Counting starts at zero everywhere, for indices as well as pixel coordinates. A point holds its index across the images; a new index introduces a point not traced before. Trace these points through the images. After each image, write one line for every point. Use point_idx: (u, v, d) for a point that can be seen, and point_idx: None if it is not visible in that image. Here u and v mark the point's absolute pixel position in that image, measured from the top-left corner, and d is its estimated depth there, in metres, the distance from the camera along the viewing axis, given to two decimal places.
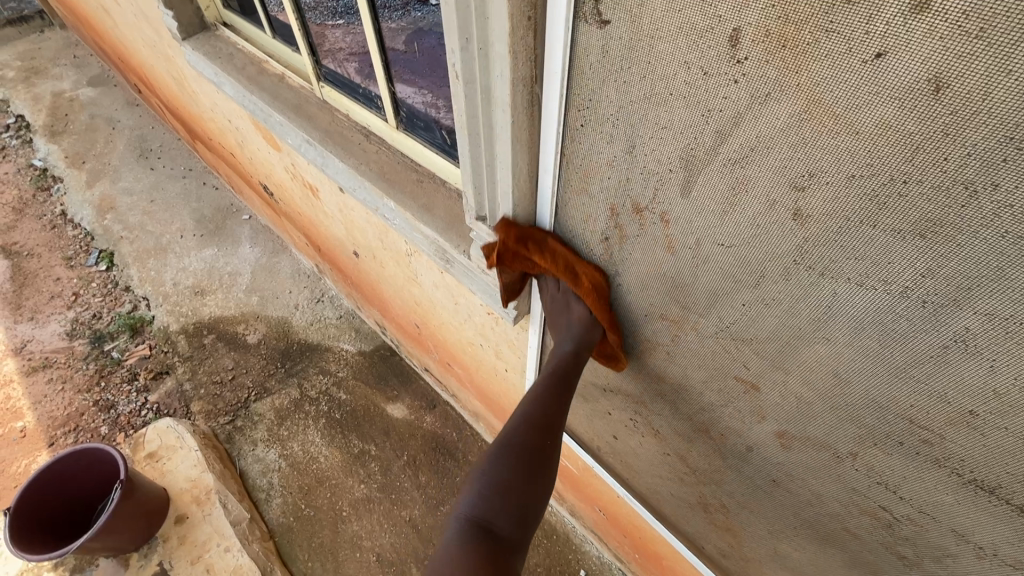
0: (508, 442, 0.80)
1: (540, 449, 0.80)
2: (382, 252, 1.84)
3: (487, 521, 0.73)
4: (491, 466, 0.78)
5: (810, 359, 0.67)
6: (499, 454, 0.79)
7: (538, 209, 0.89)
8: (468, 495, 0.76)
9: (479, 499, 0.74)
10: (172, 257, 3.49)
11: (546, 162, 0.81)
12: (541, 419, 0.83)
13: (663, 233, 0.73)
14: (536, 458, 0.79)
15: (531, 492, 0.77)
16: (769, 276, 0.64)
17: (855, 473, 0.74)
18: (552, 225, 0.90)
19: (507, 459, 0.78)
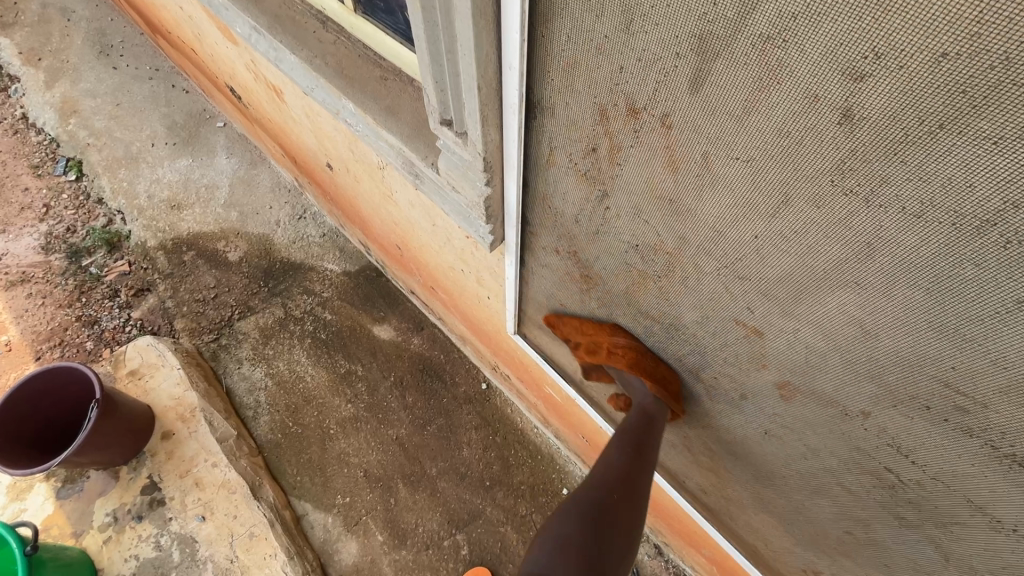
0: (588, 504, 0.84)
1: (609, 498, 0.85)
2: (354, 164, 1.65)
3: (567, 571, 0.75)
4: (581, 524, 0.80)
5: (832, 305, 0.55)
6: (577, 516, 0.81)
7: (506, 113, 0.73)
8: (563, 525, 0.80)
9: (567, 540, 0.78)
10: (145, 168, 3.26)
11: (511, 52, 0.63)
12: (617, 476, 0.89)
13: (663, 143, 0.58)
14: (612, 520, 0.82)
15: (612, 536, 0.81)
16: (795, 201, 0.50)
17: (863, 432, 0.64)
18: (524, 134, 0.74)
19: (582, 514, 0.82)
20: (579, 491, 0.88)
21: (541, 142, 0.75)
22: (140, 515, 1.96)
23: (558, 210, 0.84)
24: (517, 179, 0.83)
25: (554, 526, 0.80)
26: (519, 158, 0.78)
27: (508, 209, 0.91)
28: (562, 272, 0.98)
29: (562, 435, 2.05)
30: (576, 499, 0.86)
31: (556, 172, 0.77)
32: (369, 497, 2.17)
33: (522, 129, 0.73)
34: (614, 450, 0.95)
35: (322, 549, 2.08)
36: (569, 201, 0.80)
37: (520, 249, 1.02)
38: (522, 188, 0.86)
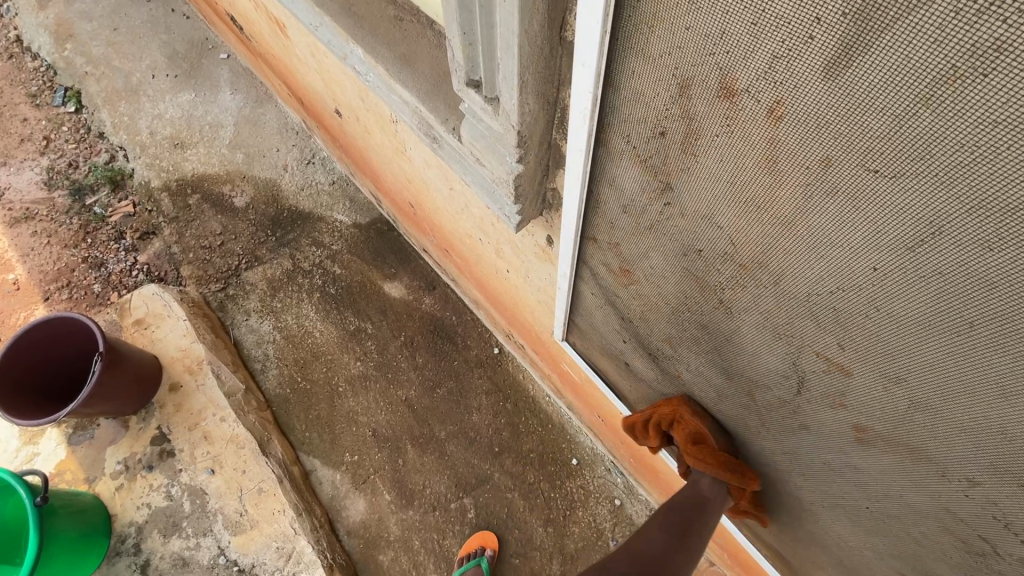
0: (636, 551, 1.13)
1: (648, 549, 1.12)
2: (364, 114, 1.49)
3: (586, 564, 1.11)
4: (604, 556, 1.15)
5: (963, 360, 0.43)
6: (625, 559, 1.12)
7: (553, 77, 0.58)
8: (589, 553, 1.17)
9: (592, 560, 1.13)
10: (146, 101, 3.08)
11: (586, 44, 0.49)
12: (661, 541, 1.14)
13: (766, 137, 0.44)
14: (650, 573, 1.09)
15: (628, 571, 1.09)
16: (951, 235, 0.37)
17: (960, 497, 0.53)
18: (591, 141, 0.61)
19: (626, 552, 1.14)
20: (632, 538, 1.18)
21: (593, 119, 0.60)
22: (150, 465, 1.96)
23: (603, 196, 0.70)
24: (580, 190, 0.70)
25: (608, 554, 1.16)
26: (583, 167, 0.65)
27: (567, 220, 0.79)
28: (599, 263, 0.86)
29: (575, 407, 1.99)
30: (625, 545, 1.16)
31: (606, 154, 0.63)
32: (377, 457, 2.16)
33: (590, 135, 0.60)
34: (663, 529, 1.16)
35: (330, 505, 2.09)
36: (618, 188, 0.66)
37: (574, 261, 0.89)
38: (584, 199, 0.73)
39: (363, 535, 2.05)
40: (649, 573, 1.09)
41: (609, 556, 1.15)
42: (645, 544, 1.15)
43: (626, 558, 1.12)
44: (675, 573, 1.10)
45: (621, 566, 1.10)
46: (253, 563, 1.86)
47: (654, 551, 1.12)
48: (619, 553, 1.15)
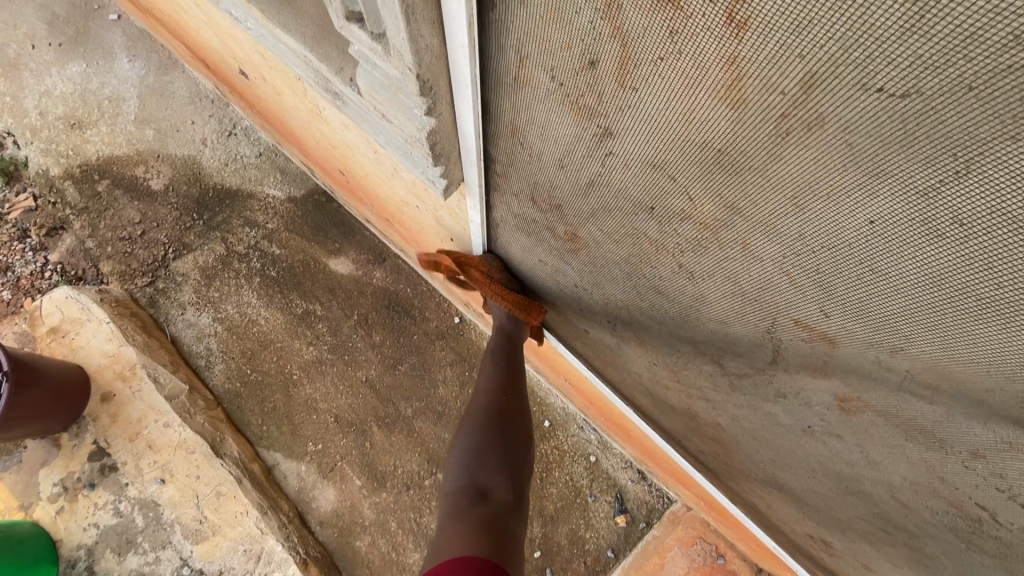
0: (472, 427, 1.19)
1: (504, 408, 1.22)
2: (268, 72, 1.29)
3: (482, 486, 1.07)
4: (462, 460, 1.12)
5: (984, 331, 0.35)
6: (475, 428, 1.18)
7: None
8: (454, 471, 1.12)
9: (464, 473, 1.09)
10: (29, 77, 2.67)
11: None
12: (494, 387, 1.26)
13: (726, 57, 0.33)
14: (505, 421, 1.19)
15: (515, 447, 1.17)
16: (981, 169, 0.27)
17: (959, 468, 0.47)
18: (477, 34, 0.46)
19: (478, 428, 1.18)
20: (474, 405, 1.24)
21: (509, 51, 0.47)
22: (92, 483, 1.81)
23: (537, 151, 0.58)
24: (474, 105, 0.56)
25: (460, 447, 1.15)
26: (470, 68, 0.51)
27: (466, 144, 0.66)
28: (541, 226, 0.74)
29: (541, 370, 1.91)
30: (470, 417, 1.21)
31: (534, 98, 0.51)
32: (342, 443, 2.06)
33: (471, 26, 0.45)
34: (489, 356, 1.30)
35: (298, 497, 2.00)
36: (550, 138, 0.54)
37: (485, 192, 0.77)
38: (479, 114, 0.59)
39: (337, 524, 1.98)
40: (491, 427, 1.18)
41: (463, 434, 1.19)
42: (488, 402, 1.23)
43: (478, 433, 1.16)
44: (520, 403, 1.26)
45: (485, 439, 1.15)
46: (220, 569, 1.77)
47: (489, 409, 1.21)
48: (466, 430, 1.19)
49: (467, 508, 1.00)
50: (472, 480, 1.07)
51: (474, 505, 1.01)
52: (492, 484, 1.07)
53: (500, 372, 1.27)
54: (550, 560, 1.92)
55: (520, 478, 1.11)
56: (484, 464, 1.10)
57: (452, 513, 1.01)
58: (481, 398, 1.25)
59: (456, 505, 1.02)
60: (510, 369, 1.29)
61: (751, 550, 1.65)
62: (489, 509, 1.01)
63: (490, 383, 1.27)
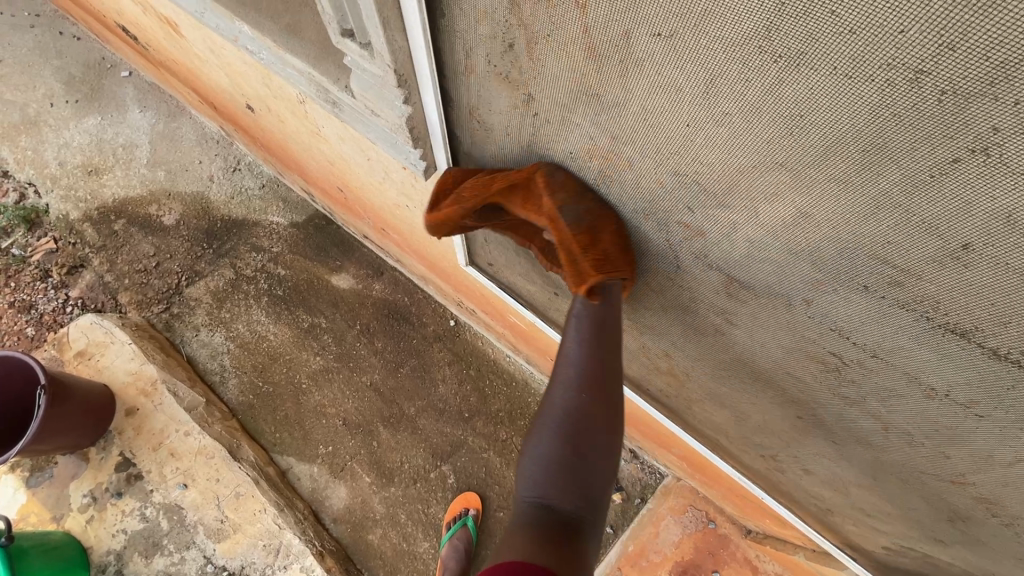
0: (563, 404, 0.86)
1: (589, 397, 0.85)
2: (273, 102, 1.50)
3: (550, 501, 0.81)
4: (537, 449, 0.86)
5: (769, 193, 0.52)
6: (552, 426, 0.85)
7: (405, 11, 0.64)
8: (524, 479, 0.86)
9: (535, 486, 0.83)
10: (49, 132, 2.91)
11: None
12: (581, 401, 0.86)
13: (580, 25, 0.51)
14: (590, 405, 0.85)
15: (598, 464, 0.84)
16: (723, 79, 0.45)
17: (808, 320, 0.63)
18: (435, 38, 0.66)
19: (561, 418, 0.85)
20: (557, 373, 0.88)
21: (456, 45, 0.66)
22: (119, 491, 1.94)
23: (488, 125, 0.77)
24: (434, 93, 0.75)
25: (534, 446, 0.86)
26: (429, 64, 0.70)
27: (432, 131, 0.84)
28: None
29: (532, 360, 2.06)
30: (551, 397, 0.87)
31: (478, 79, 0.69)
32: (351, 444, 2.19)
33: (425, 30, 0.65)
34: (574, 321, 0.88)
35: (312, 497, 2.12)
36: (495, 111, 0.73)
37: None
38: (449, 107, 0.78)
39: (350, 520, 2.09)
40: (600, 433, 0.84)
41: (537, 429, 0.88)
42: (572, 373, 0.86)
43: (559, 436, 0.84)
44: (618, 389, 0.87)
45: (566, 430, 0.84)
46: (242, 565, 1.88)
47: (599, 396, 0.85)
48: (548, 422, 0.86)
49: (532, 532, 0.77)
50: (543, 490, 0.82)
51: (557, 539, 0.76)
52: (562, 500, 0.81)
53: (590, 388, 0.85)
54: None
55: (596, 505, 0.83)
56: (553, 483, 0.82)
57: (515, 532, 0.80)
58: (566, 364, 0.87)
59: (521, 523, 0.81)
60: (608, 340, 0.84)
61: (737, 510, 1.77)
62: (557, 533, 0.77)
63: (571, 383, 0.87)
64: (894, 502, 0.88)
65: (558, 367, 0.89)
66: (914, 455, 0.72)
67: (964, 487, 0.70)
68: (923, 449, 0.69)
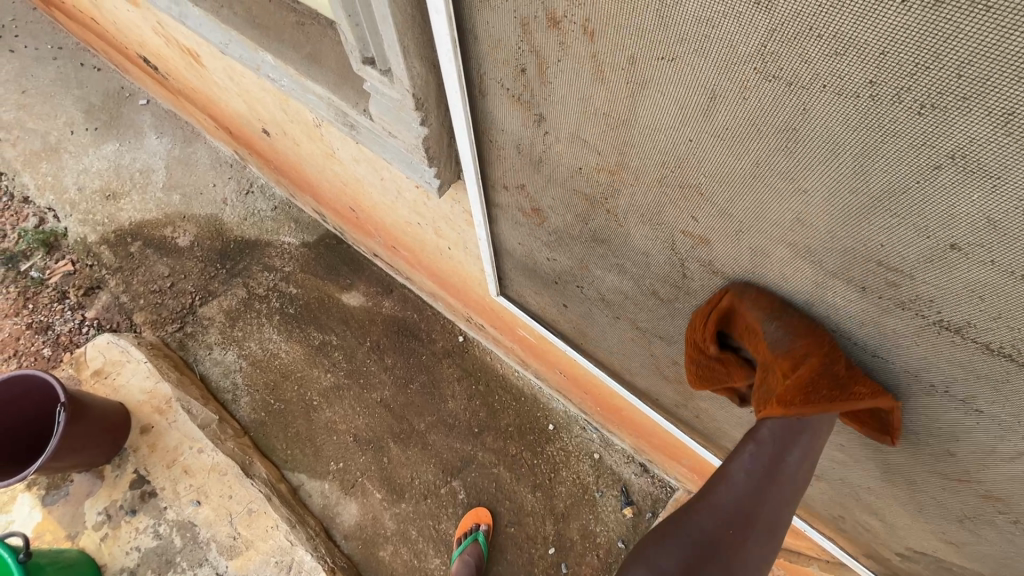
0: (714, 508, 0.81)
1: (742, 523, 0.80)
2: (289, 126, 1.56)
3: None
4: (673, 540, 0.81)
5: (769, 201, 0.55)
6: (696, 522, 0.81)
7: (442, 60, 0.70)
8: (651, 549, 0.82)
9: (651, 566, 0.80)
10: (68, 158, 3.00)
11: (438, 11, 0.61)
12: (744, 500, 0.80)
13: (588, 52, 0.56)
14: (742, 529, 0.79)
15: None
16: (722, 96, 0.49)
17: (809, 322, 0.66)
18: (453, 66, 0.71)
19: (710, 518, 0.81)
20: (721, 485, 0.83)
21: (471, 70, 0.71)
22: (133, 509, 1.96)
23: (501, 143, 0.81)
24: (467, 132, 0.80)
25: (673, 535, 0.81)
26: (463, 106, 0.75)
27: (466, 167, 0.89)
28: (513, 208, 0.96)
29: (541, 373, 2.08)
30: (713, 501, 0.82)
31: (492, 100, 0.74)
32: (362, 460, 2.21)
33: (459, 75, 0.70)
34: (749, 447, 0.82)
35: (323, 514, 2.13)
36: (508, 131, 0.77)
37: (485, 207, 1.00)
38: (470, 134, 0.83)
39: (360, 536, 2.09)
40: (745, 556, 0.79)
41: (683, 514, 0.84)
42: (733, 499, 0.81)
43: (701, 544, 0.78)
44: (778, 528, 0.82)
45: (708, 534, 0.79)
46: None
47: (752, 529, 0.80)
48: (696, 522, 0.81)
49: None
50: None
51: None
52: None
53: (749, 499, 0.80)
54: (564, 555, 2.03)
55: None
56: (675, 569, 0.77)
57: None
58: (731, 483, 0.82)
59: None
60: (787, 470, 0.80)
61: None
62: None
63: (738, 495, 0.81)
64: (903, 505, 0.89)
65: (721, 480, 0.84)
66: (919, 454, 0.74)
67: (970, 486, 0.72)
68: (927, 447, 0.71)
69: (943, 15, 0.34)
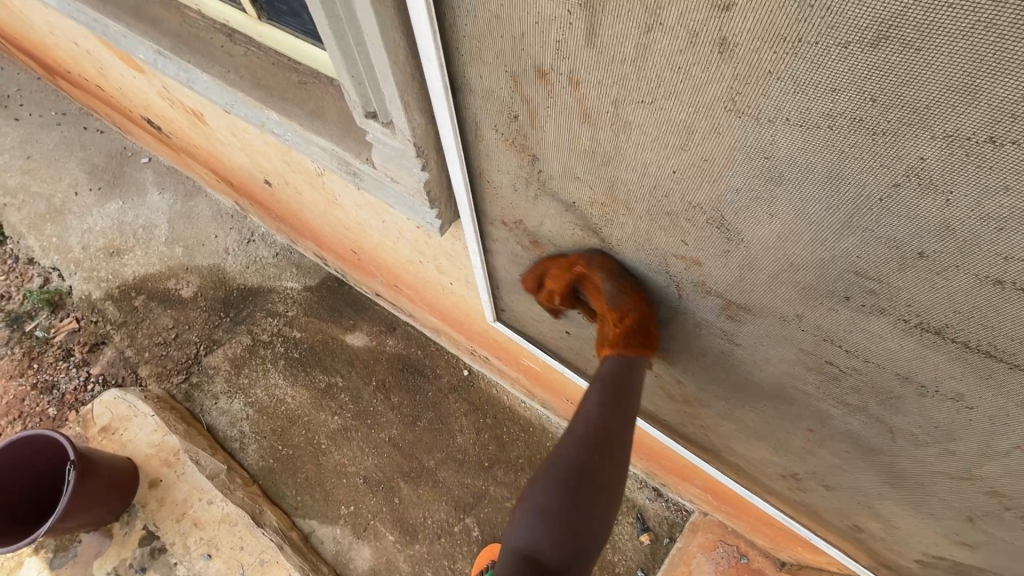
0: (560, 468, 0.83)
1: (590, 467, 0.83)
2: (292, 176, 1.62)
3: (539, 553, 0.77)
4: (537, 498, 0.82)
5: (751, 223, 0.59)
6: (547, 482, 0.83)
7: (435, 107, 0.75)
8: (517, 525, 0.82)
9: (527, 531, 0.80)
10: (73, 219, 3.07)
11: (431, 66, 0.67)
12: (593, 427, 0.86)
13: (575, 99, 0.61)
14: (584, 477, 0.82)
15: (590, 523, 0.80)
16: (699, 132, 0.54)
17: (801, 334, 0.70)
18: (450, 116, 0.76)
19: (556, 482, 0.82)
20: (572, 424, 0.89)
21: (467, 120, 0.77)
22: (143, 567, 1.93)
23: (497, 183, 0.86)
24: (460, 171, 0.85)
25: (532, 496, 0.83)
26: (456, 148, 0.81)
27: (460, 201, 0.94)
28: (512, 242, 1.01)
29: (547, 402, 2.09)
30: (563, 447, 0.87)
31: (487, 144, 0.80)
32: (373, 502, 2.19)
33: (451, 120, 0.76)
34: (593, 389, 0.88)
35: (336, 560, 2.10)
36: (504, 172, 0.82)
37: (479, 239, 1.05)
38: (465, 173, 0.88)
39: None
40: (600, 492, 0.82)
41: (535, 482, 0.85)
42: (579, 448, 0.85)
43: (559, 488, 0.81)
44: (621, 451, 0.86)
45: (560, 496, 0.80)
46: None
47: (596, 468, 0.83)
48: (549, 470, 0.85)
49: None
50: (533, 539, 0.78)
51: None
52: (547, 551, 0.77)
53: (585, 449, 0.84)
54: None
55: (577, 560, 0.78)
56: (542, 534, 0.78)
57: None
58: (578, 426, 0.87)
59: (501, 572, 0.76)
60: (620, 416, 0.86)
61: (768, 542, 1.75)
62: None
63: (585, 424, 0.86)
64: (916, 510, 0.90)
65: (570, 426, 0.89)
66: (923, 455, 0.76)
67: (975, 484, 0.74)
68: (929, 448, 0.73)
69: (879, 57, 0.39)
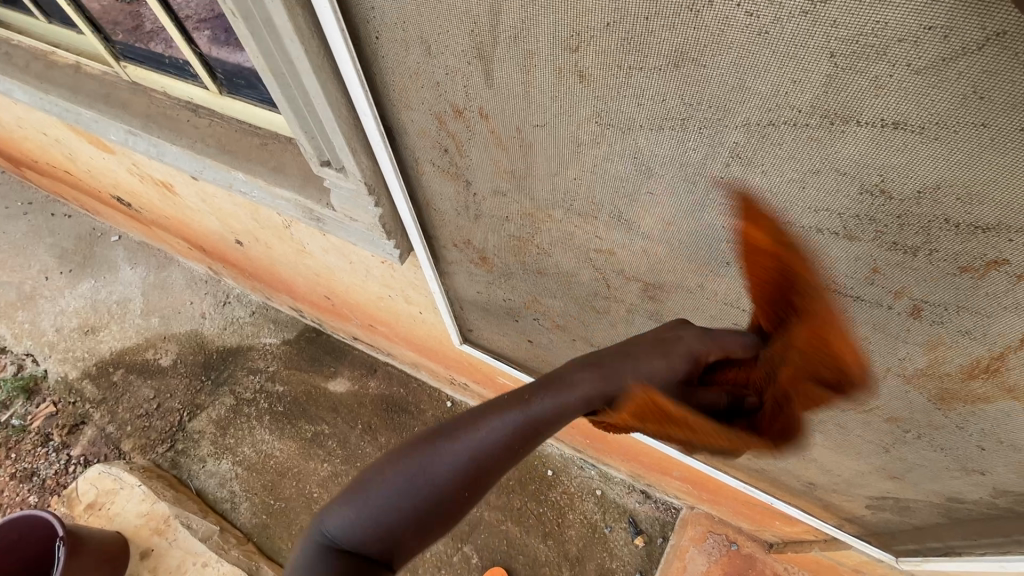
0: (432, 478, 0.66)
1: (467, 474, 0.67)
2: (261, 231, 1.73)
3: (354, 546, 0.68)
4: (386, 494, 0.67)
5: (642, 211, 0.73)
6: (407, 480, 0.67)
7: (375, 149, 0.89)
8: (348, 511, 0.69)
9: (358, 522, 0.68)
10: (45, 303, 3.09)
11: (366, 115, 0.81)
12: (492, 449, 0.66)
13: (488, 129, 0.75)
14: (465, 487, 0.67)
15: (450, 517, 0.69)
16: (585, 144, 0.68)
17: (705, 302, 0.83)
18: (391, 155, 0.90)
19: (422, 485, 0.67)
20: (452, 439, 0.67)
21: (408, 157, 0.90)
22: None
23: (442, 209, 0.99)
24: (405, 201, 0.98)
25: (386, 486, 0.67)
26: (397, 181, 0.94)
27: (409, 230, 1.07)
28: (465, 262, 1.13)
29: None
30: (431, 463, 0.67)
31: (427, 176, 0.93)
32: None
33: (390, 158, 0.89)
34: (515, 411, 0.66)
35: None
36: (446, 199, 0.96)
37: (432, 262, 1.17)
38: (412, 204, 1.01)
39: None
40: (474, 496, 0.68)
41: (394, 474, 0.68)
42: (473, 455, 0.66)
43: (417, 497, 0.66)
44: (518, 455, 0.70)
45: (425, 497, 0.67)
46: None
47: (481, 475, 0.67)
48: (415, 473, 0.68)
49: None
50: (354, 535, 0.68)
51: None
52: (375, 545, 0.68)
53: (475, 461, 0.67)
54: None
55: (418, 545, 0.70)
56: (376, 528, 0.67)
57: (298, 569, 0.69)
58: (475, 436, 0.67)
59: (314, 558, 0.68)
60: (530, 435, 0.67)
61: (751, 524, 1.83)
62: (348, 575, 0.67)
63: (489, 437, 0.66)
64: (846, 452, 1.02)
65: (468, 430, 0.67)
66: None
67: (876, 413, 0.86)
68: None
69: (685, 74, 0.54)
